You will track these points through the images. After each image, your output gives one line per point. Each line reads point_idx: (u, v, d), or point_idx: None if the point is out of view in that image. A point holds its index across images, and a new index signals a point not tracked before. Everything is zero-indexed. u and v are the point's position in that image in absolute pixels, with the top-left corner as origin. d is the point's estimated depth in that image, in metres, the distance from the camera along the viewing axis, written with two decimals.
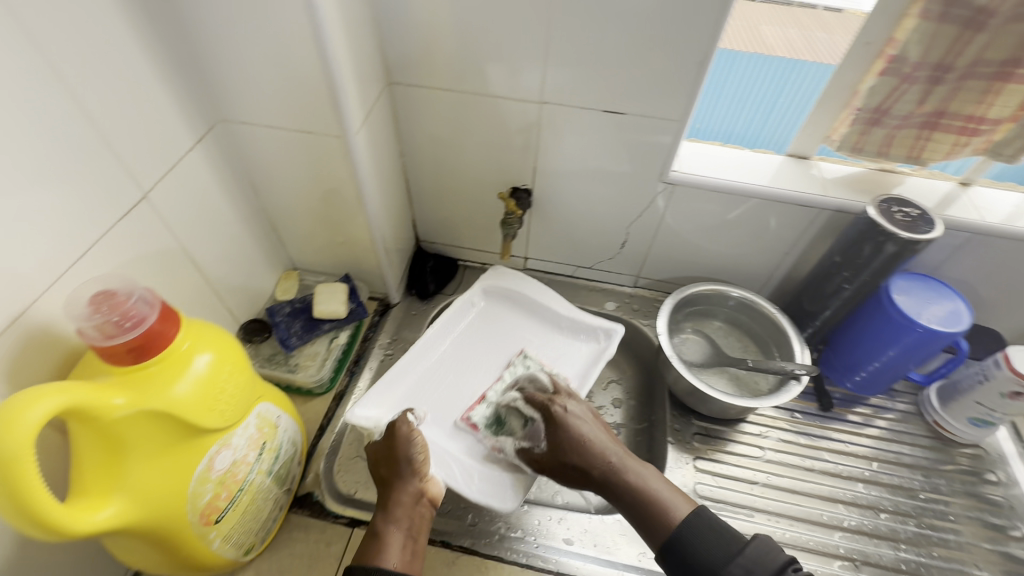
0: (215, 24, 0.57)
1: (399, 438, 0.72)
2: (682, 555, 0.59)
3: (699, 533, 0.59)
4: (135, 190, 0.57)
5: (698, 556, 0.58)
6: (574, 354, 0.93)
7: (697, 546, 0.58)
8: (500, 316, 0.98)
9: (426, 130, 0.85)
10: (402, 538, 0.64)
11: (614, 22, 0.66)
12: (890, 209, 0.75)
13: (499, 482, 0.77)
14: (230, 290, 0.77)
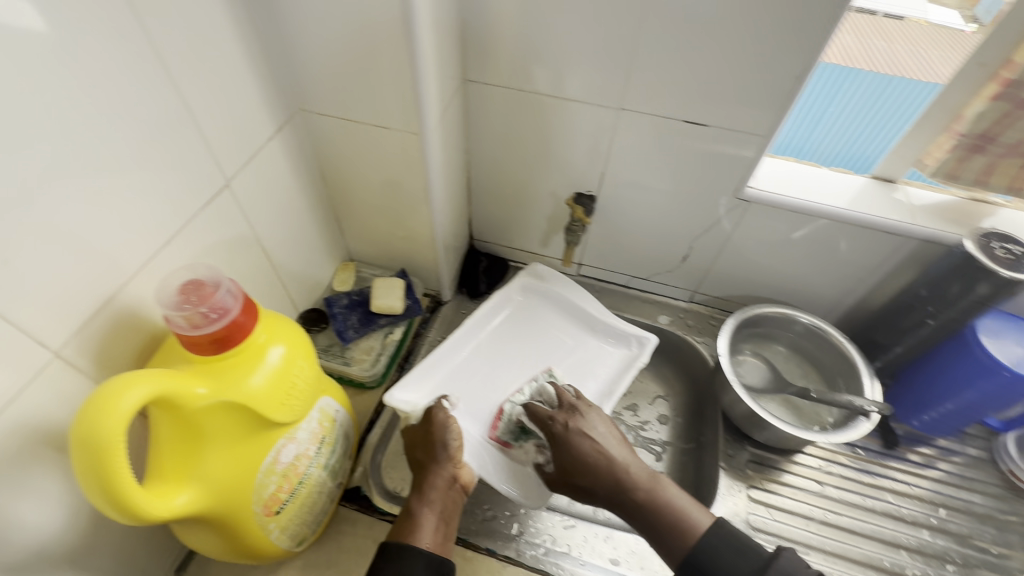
0: (308, 15, 0.56)
1: (437, 424, 0.71)
2: (705, 573, 0.57)
3: (726, 549, 0.57)
4: (219, 178, 0.57)
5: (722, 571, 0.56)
6: (603, 359, 0.88)
7: (721, 561, 0.57)
8: (537, 311, 0.94)
9: (495, 130, 0.84)
10: (435, 521, 0.64)
11: (709, 29, 0.63)
12: (990, 244, 0.71)
13: (529, 479, 0.75)
14: (293, 279, 0.77)
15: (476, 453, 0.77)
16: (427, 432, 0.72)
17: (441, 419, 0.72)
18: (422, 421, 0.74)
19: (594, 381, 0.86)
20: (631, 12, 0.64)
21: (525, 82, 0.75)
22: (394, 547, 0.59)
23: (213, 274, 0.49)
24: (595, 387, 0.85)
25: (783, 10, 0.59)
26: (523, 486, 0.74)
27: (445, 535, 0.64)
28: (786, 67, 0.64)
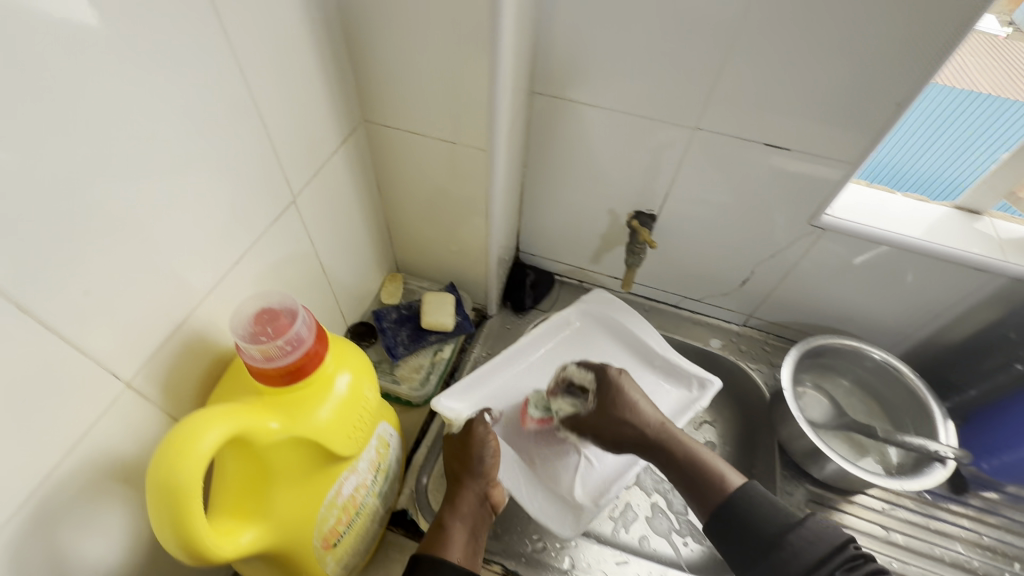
0: (386, 26, 0.54)
1: (475, 439, 0.71)
2: (737, 518, 0.60)
3: (760, 507, 0.60)
4: (287, 194, 0.55)
5: (754, 522, 0.59)
6: (659, 397, 0.85)
7: (754, 514, 0.60)
8: (596, 339, 0.90)
9: (555, 144, 0.81)
10: (466, 534, 0.65)
11: (802, 51, 0.59)
12: None
13: (562, 506, 0.75)
14: (345, 293, 0.75)
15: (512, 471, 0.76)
16: (465, 444, 0.72)
17: (479, 433, 0.72)
18: (460, 433, 0.73)
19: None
20: (718, 32, 0.60)
21: (594, 97, 0.72)
22: (426, 559, 0.60)
23: (286, 300, 0.46)
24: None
25: (890, 34, 0.55)
26: (553, 514, 0.74)
27: (474, 545, 0.65)
28: (885, 93, 0.60)
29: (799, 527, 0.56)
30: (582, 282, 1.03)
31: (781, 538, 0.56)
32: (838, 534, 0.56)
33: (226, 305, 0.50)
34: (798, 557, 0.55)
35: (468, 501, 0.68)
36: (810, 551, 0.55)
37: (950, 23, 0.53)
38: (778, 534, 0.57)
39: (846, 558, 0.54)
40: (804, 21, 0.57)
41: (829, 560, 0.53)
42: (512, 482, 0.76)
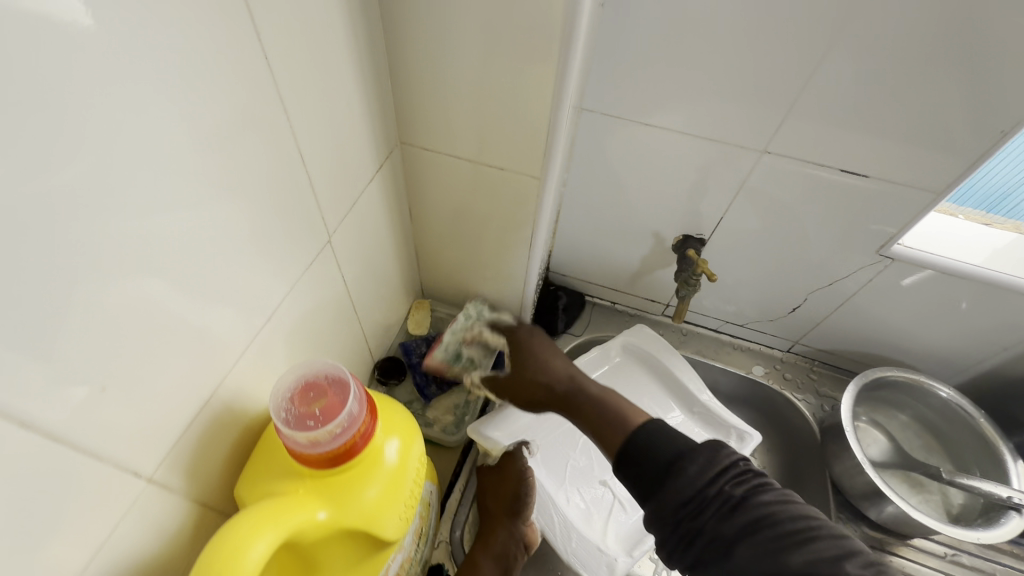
0: (438, 45, 0.48)
1: (511, 473, 0.68)
2: (632, 449, 0.46)
3: (656, 432, 0.46)
4: (323, 233, 0.49)
5: (648, 448, 0.45)
6: None
7: (651, 440, 0.45)
8: (638, 377, 0.85)
9: (601, 163, 0.75)
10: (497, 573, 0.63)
11: (890, 73, 0.54)
12: None
13: (595, 553, 0.68)
14: (374, 328, 0.69)
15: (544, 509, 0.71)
16: (500, 478, 0.69)
17: (515, 468, 0.68)
18: (495, 465, 0.70)
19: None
20: (797, 50, 0.55)
21: (651, 115, 0.66)
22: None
23: (333, 369, 0.40)
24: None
25: (998, 57, 0.50)
26: (587, 560, 0.68)
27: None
28: (985, 119, 0.55)
29: (693, 450, 0.43)
30: (615, 303, 0.98)
31: (671, 462, 0.43)
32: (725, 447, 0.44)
33: (259, 365, 0.44)
34: (690, 482, 0.42)
35: (501, 537, 0.66)
36: (701, 471, 0.42)
37: None
38: (669, 457, 0.43)
39: (736, 473, 0.42)
40: (904, 42, 0.51)
41: (720, 480, 0.42)
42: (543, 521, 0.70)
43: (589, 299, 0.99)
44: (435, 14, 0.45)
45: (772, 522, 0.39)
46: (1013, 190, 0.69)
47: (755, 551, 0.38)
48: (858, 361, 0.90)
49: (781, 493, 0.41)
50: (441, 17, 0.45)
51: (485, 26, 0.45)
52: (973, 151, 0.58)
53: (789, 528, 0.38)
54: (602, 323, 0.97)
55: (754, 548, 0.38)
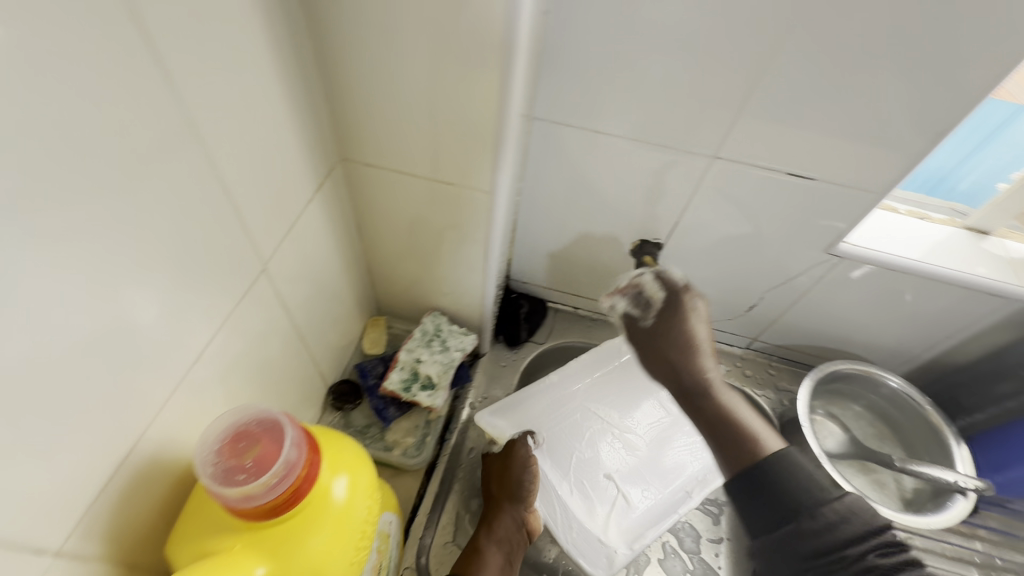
0: (372, 58, 0.45)
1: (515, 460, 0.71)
2: (768, 489, 0.52)
3: (792, 475, 0.52)
4: (258, 261, 0.45)
5: (784, 493, 0.51)
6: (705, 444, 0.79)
7: (787, 485, 0.52)
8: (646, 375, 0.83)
9: (554, 170, 0.74)
10: (501, 558, 0.64)
11: (829, 77, 0.55)
12: None
13: (598, 545, 0.71)
14: (325, 351, 0.66)
15: (547, 501, 0.73)
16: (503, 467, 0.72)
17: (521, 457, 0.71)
18: (501, 452, 0.73)
19: (694, 471, 0.77)
20: (740, 57, 0.55)
21: (602, 122, 0.66)
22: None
23: (275, 417, 0.37)
24: (687, 474, 0.77)
25: (929, 61, 0.51)
26: (589, 551, 0.70)
27: (510, 568, 0.65)
28: (919, 121, 0.56)
29: (835, 505, 0.50)
30: (577, 308, 0.98)
31: (811, 512, 0.50)
32: (876, 517, 0.49)
33: (190, 408, 0.41)
34: (822, 536, 0.48)
35: (505, 524, 0.67)
36: (843, 528, 0.49)
37: (1002, 52, 0.49)
38: (810, 506, 0.50)
39: (880, 541, 0.47)
40: (841, 49, 0.52)
41: (857, 545, 0.48)
42: (547, 513, 0.73)
43: (551, 305, 0.98)
44: (365, 27, 0.43)
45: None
46: (950, 174, 0.75)
47: None
48: (813, 354, 0.92)
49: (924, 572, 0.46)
50: (372, 29, 0.43)
51: (421, 39, 0.43)
52: (910, 153, 0.59)
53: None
54: (565, 329, 0.97)
55: None
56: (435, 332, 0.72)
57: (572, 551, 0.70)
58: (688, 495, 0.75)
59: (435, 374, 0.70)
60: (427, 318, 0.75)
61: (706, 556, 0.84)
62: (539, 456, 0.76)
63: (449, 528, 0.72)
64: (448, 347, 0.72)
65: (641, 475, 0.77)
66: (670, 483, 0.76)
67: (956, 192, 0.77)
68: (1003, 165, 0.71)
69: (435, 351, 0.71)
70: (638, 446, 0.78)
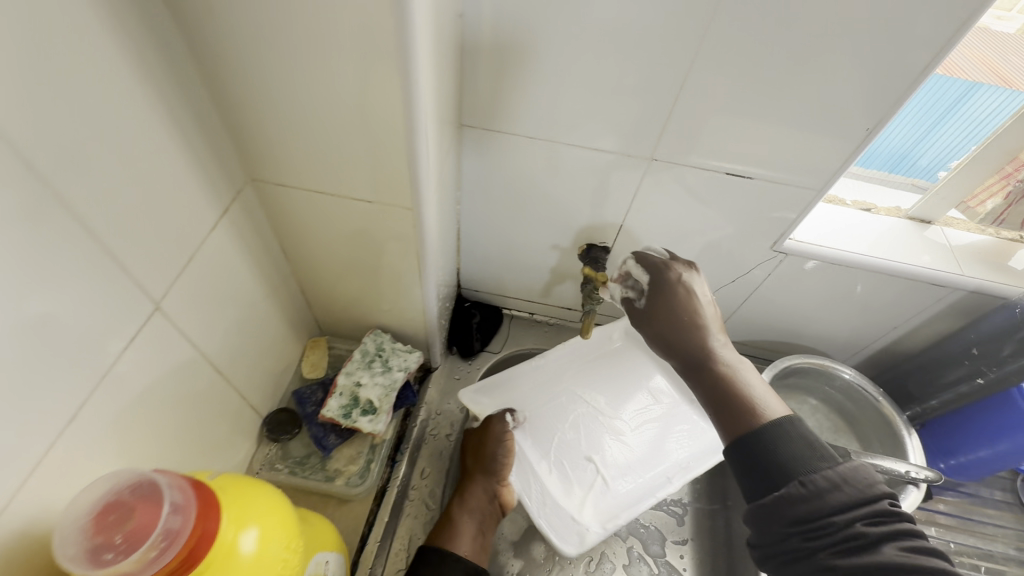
0: (264, 77, 0.42)
1: (492, 435, 0.73)
2: (761, 447, 0.51)
3: (791, 435, 0.51)
4: (148, 300, 0.42)
5: (775, 455, 0.50)
6: (693, 434, 0.76)
7: (778, 450, 0.50)
8: (635, 364, 0.81)
9: (492, 177, 0.71)
10: (474, 527, 0.66)
11: (753, 76, 0.54)
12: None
13: (571, 522, 0.71)
14: (254, 380, 0.63)
15: (523, 478, 0.74)
16: (479, 446, 0.74)
17: (498, 433, 0.73)
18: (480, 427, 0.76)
19: (679, 458, 0.75)
20: (664, 58, 0.54)
21: (533, 127, 0.63)
22: (435, 551, 0.62)
23: (177, 483, 0.35)
24: (671, 461, 0.75)
25: (850, 57, 0.50)
26: (559, 527, 0.70)
27: (483, 539, 0.66)
28: (848, 118, 0.56)
29: (828, 470, 0.48)
30: (533, 314, 0.95)
31: (802, 482, 0.48)
32: (871, 486, 0.47)
33: (68, 469, 0.38)
34: (812, 504, 0.47)
35: (478, 499, 0.69)
36: (835, 496, 0.47)
37: (924, 48, 0.49)
38: (801, 474, 0.48)
39: (872, 511, 0.46)
40: (765, 48, 0.51)
41: (849, 514, 0.46)
42: (522, 489, 0.73)
43: (507, 312, 0.96)
44: (249, 45, 0.39)
45: (888, 568, 0.43)
46: (909, 150, 0.73)
47: None
48: (769, 348, 0.92)
49: (913, 541, 0.44)
50: (257, 47, 0.39)
51: (312, 55, 0.39)
52: (844, 148, 0.59)
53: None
54: (521, 336, 0.94)
55: None
56: (376, 352, 0.69)
57: (543, 526, 0.70)
58: (670, 480, 0.73)
59: (377, 399, 0.67)
60: (368, 337, 0.72)
61: (671, 559, 0.83)
62: (518, 433, 0.76)
63: (401, 554, 0.69)
64: (390, 367, 0.69)
65: (625, 459, 0.75)
66: (653, 468, 0.74)
67: (917, 168, 0.75)
68: (961, 142, 0.69)
69: (375, 373, 0.68)
70: (627, 432, 0.77)
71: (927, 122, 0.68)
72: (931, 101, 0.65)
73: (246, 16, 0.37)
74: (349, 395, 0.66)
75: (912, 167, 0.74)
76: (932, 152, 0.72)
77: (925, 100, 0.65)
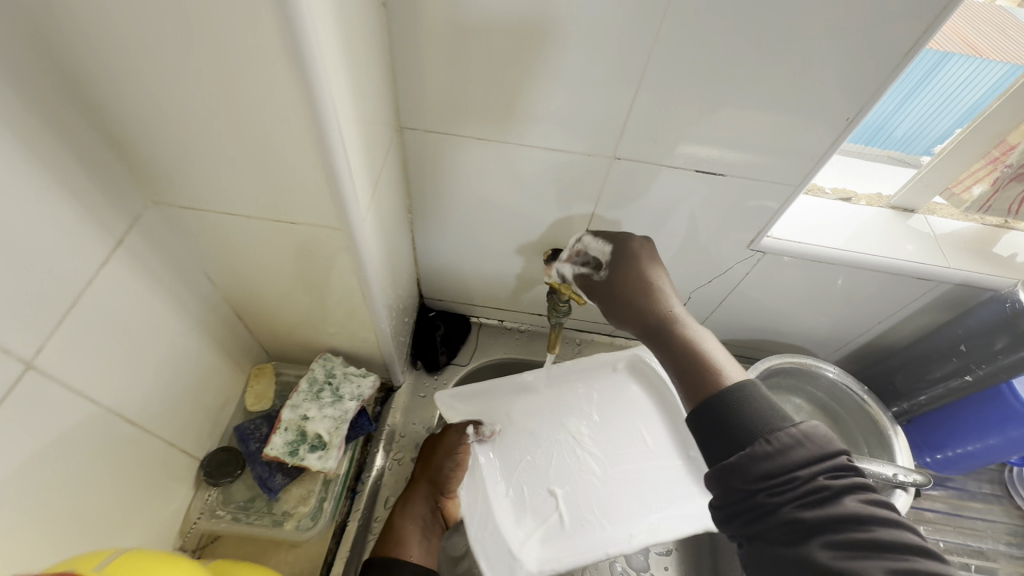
0: (143, 89, 0.35)
1: (444, 446, 0.71)
2: (729, 417, 0.44)
3: (753, 397, 0.45)
4: (17, 354, 0.36)
5: (742, 419, 0.44)
6: (677, 494, 0.72)
7: (744, 413, 0.44)
8: (633, 399, 0.78)
9: (444, 182, 0.65)
10: (418, 534, 0.64)
11: (717, 63, 0.48)
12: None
13: (507, 555, 0.67)
14: (183, 421, 0.56)
15: (476, 499, 0.70)
16: (428, 456, 0.71)
17: (450, 444, 0.71)
18: (435, 435, 0.74)
19: (649, 517, 0.70)
20: (620, 45, 0.48)
21: (483, 127, 0.57)
22: (378, 560, 0.60)
23: None
24: (641, 518, 0.70)
25: (822, 38, 0.45)
26: (495, 555, 0.67)
27: (428, 544, 0.64)
28: (825, 105, 0.51)
29: (787, 425, 0.43)
30: (502, 322, 0.89)
31: (767, 437, 0.42)
32: (831, 441, 0.42)
33: None
34: (774, 459, 0.41)
35: (421, 506, 0.67)
36: (798, 450, 0.41)
37: (907, 29, 0.44)
38: (765, 431, 0.43)
39: (834, 464, 0.41)
40: (730, 34, 0.46)
41: (812, 466, 0.40)
42: (470, 510, 0.69)
43: (475, 320, 0.90)
44: (118, 54, 0.33)
45: (850, 521, 0.38)
46: (883, 122, 0.68)
47: (837, 547, 0.37)
48: (748, 346, 0.88)
49: (872, 498, 0.39)
50: (127, 56, 0.33)
51: (195, 63, 0.33)
52: (820, 141, 0.54)
53: (874, 535, 0.37)
54: (491, 345, 0.88)
55: (836, 547, 0.37)
56: (325, 380, 0.64)
57: (478, 551, 0.67)
58: (631, 537, 0.68)
59: (326, 433, 0.61)
60: (316, 362, 0.66)
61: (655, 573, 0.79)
62: (480, 448, 0.73)
63: None
64: (340, 396, 0.63)
65: (590, 503, 0.71)
66: (617, 520, 0.70)
67: (893, 139, 0.71)
68: (935, 113, 0.65)
69: (324, 404, 0.62)
70: (602, 476, 0.72)
71: (910, 96, 0.63)
72: (917, 75, 0.61)
73: (105, 18, 0.31)
74: (296, 431, 0.61)
75: (888, 139, 0.71)
76: (911, 125, 0.68)
77: (912, 73, 0.60)
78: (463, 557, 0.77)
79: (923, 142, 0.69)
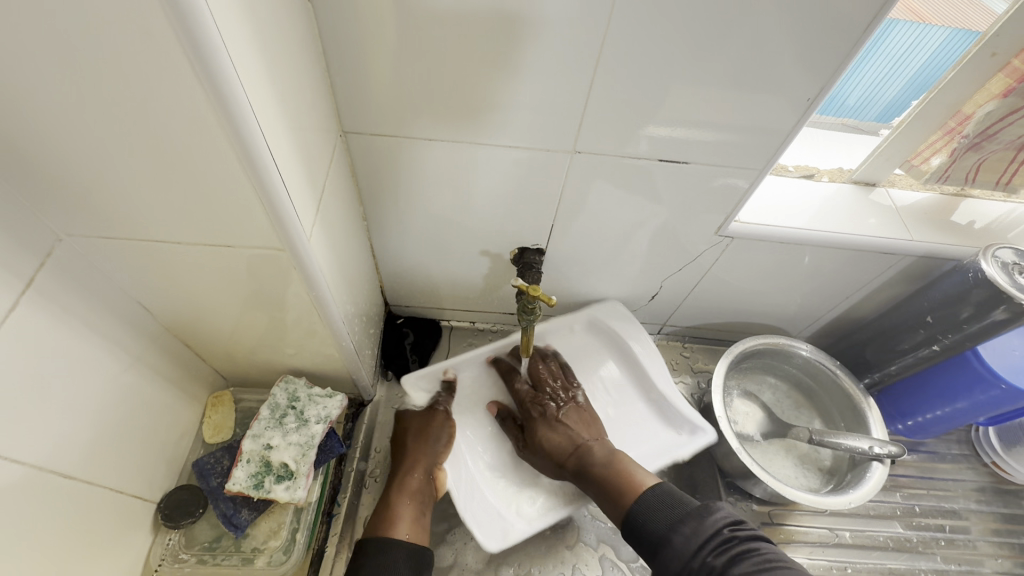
0: (30, 119, 0.31)
1: (435, 422, 0.69)
2: (642, 528, 0.54)
3: (657, 496, 0.56)
4: None
5: (648, 525, 0.54)
6: (644, 435, 0.74)
7: (648, 518, 0.54)
8: (593, 356, 0.80)
9: (396, 188, 0.62)
10: (414, 511, 0.62)
11: (668, 48, 0.46)
12: (1006, 265, 0.63)
13: (496, 518, 0.65)
14: (127, 465, 0.53)
15: (460, 475, 0.68)
16: (422, 431, 0.69)
17: (441, 419, 0.70)
18: (421, 412, 0.71)
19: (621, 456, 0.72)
20: (570, 32, 0.45)
21: (432, 128, 0.54)
22: (375, 542, 0.58)
23: None
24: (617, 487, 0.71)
25: (776, 16, 0.44)
26: (484, 520, 0.65)
27: (422, 519, 0.62)
28: (787, 86, 0.49)
29: (679, 525, 0.52)
30: (474, 323, 0.87)
31: (673, 529, 0.52)
32: (709, 519, 0.51)
33: None
34: (683, 547, 0.50)
35: (417, 480, 0.64)
36: (687, 542, 0.50)
37: (863, 4, 0.43)
38: (665, 534, 0.52)
39: (718, 541, 0.49)
40: (681, 19, 0.44)
41: (706, 549, 0.49)
42: (454, 484, 0.67)
43: (445, 323, 0.87)
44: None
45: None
46: (837, 90, 0.68)
47: None
48: (722, 329, 0.88)
49: (762, 558, 0.46)
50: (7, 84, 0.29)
51: (85, 82, 0.29)
52: (781, 121, 0.53)
53: None
54: (463, 349, 0.86)
55: None
56: (289, 405, 0.61)
57: (467, 519, 0.64)
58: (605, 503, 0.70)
59: (292, 461, 0.59)
60: (277, 386, 0.63)
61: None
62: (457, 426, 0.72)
63: None
64: (306, 420, 0.61)
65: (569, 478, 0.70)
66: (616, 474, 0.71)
67: (846, 107, 0.71)
68: (884, 81, 0.65)
69: (289, 430, 0.60)
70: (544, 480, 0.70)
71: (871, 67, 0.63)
72: (877, 48, 0.61)
73: None
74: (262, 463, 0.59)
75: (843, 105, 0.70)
76: (866, 92, 0.68)
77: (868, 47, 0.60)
78: (450, 569, 0.67)
79: (876, 108, 0.70)
